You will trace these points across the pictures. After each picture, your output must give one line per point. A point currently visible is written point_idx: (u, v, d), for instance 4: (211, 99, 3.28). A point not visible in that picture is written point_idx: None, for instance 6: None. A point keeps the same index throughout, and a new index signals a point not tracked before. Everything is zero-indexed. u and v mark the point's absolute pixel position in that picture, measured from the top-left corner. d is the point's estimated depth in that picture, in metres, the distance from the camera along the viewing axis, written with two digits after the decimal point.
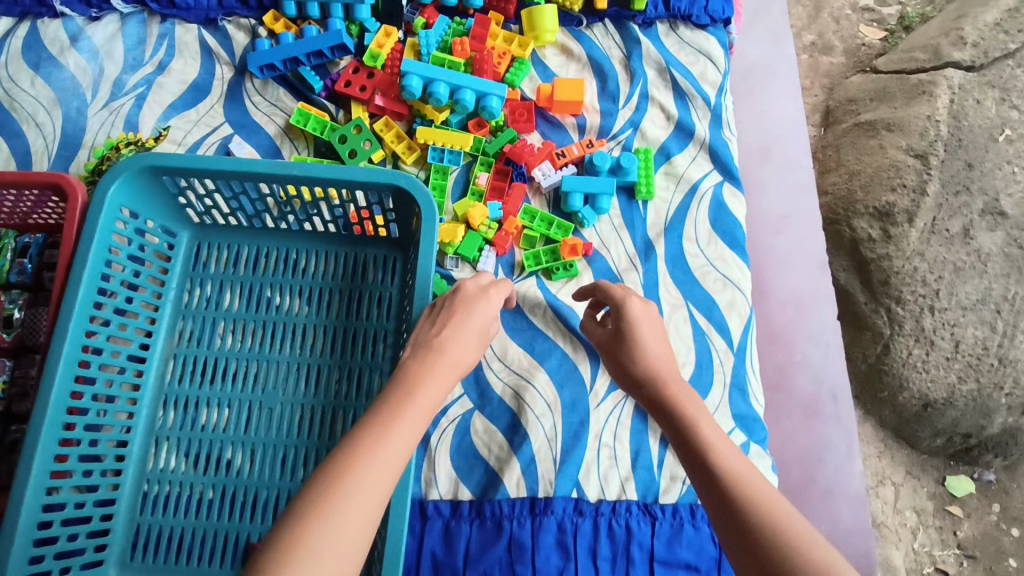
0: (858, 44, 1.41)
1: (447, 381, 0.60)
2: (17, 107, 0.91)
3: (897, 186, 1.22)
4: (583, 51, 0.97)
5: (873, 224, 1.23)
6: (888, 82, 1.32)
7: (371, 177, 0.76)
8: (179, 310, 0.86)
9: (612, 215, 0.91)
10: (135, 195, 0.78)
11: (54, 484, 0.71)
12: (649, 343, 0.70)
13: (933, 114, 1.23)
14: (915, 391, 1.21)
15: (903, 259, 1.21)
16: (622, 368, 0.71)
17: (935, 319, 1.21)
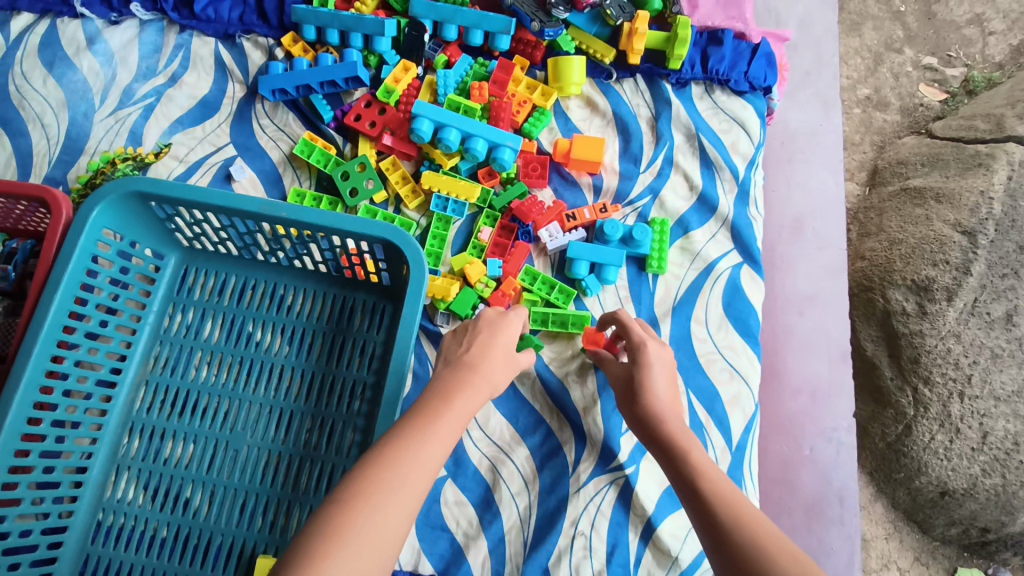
0: (916, 104, 1.32)
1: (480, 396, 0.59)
2: (26, 106, 0.90)
3: (939, 262, 1.10)
4: (609, 106, 0.91)
5: (909, 297, 1.12)
6: (942, 148, 1.21)
7: (361, 228, 0.71)
8: (157, 335, 0.81)
9: (618, 286, 0.84)
10: (121, 217, 0.74)
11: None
12: (659, 382, 0.68)
13: (988, 190, 1.11)
14: (933, 477, 1.14)
15: (936, 338, 1.11)
16: (630, 406, 0.68)
17: (964, 406, 1.12)
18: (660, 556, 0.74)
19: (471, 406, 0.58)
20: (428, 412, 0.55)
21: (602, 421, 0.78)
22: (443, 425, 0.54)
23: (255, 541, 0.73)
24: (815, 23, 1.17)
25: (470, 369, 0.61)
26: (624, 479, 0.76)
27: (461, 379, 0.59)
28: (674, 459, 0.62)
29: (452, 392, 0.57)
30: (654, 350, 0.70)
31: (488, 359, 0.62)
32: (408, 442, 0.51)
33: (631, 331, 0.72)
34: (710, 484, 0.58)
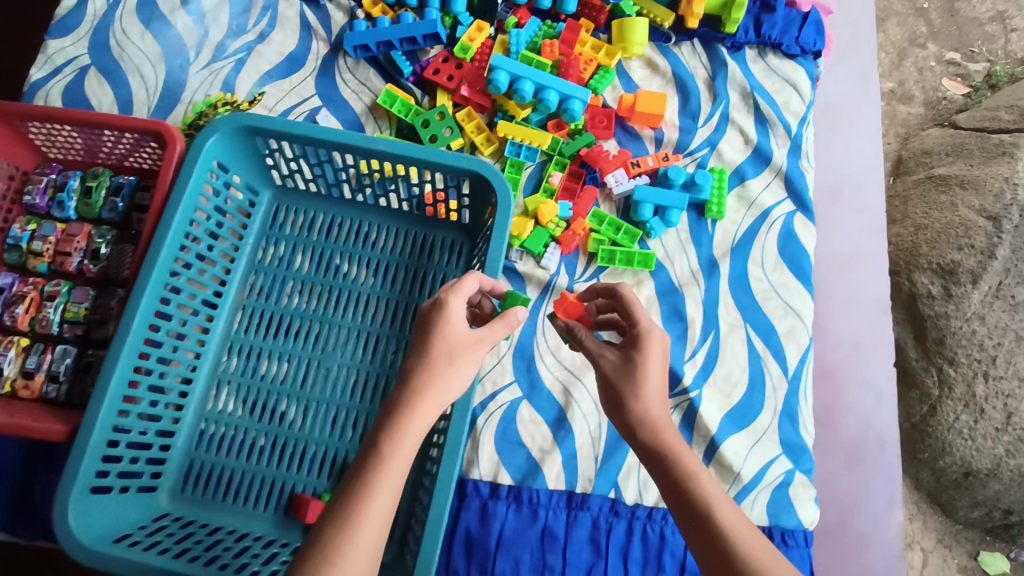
0: (939, 97, 1.37)
1: (422, 426, 0.54)
2: (125, 58, 0.97)
3: (964, 246, 1.16)
4: (668, 66, 0.97)
5: (934, 281, 1.17)
6: (966, 138, 1.26)
7: (450, 160, 0.78)
8: (253, 265, 0.87)
9: (680, 229, 0.90)
10: (229, 150, 0.81)
11: (125, 407, 0.72)
12: (657, 377, 0.61)
13: (1011, 177, 1.17)
14: (957, 457, 1.15)
15: (960, 320, 1.16)
16: (619, 402, 0.61)
17: (988, 387, 1.15)
18: (723, 472, 0.80)
19: (408, 448, 0.52)
20: (360, 480, 0.50)
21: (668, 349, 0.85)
22: (380, 486, 0.50)
23: (347, 450, 0.80)
24: (852, 4, 1.23)
25: (411, 398, 0.54)
26: (688, 403, 0.83)
27: (397, 416, 0.54)
28: (677, 488, 0.55)
29: (381, 442, 0.52)
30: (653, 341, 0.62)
31: (425, 378, 0.56)
32: (342, 539, 0.47)
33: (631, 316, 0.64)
34: (725, 519, 0.53)
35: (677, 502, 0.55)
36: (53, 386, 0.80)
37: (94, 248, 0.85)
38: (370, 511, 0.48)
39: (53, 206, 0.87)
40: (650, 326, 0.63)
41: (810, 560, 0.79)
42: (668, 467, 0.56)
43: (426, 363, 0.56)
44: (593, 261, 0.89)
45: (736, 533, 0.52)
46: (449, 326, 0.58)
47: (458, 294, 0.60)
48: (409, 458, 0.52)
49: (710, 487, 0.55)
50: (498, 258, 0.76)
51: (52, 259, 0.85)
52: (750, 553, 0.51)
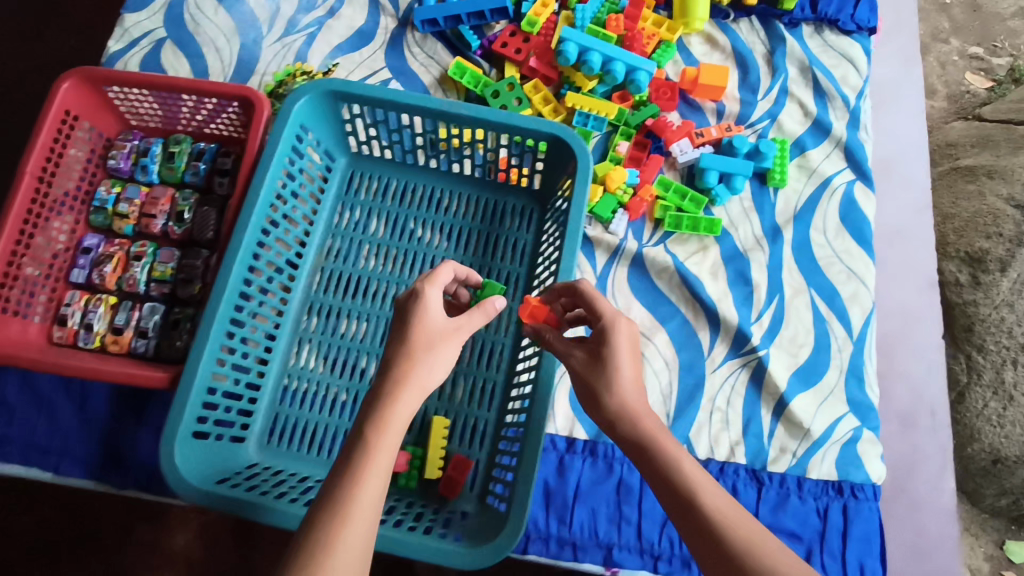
0: (962, 91, 1.33)
1: (408, 411, 0.54)
2: (200, 32, 0.99)
3: (993, 234, 1.14)
4: (728, 42, 0.99)
5: (962, 269, 1.15)
6: (992, 130, 1.24)
7: (530, 124, 0.80)
8: (330, 229, 0.90)
9: (742, 198, 0.92)
10: (314, 115, 0.84)
11: (222, 356, 0.75)
12: (629, 368, 0.60)
13: None
14: (986, 444, 1.09)
15: (990, 307, 1.13)
16: (594, 398, 0.60)
17: (1018, 374, 1.10)
18: (792, 428, 0.84)
19: (396, 433, 0.52)
20: (348, 470, 0.49)
21: (735, 311, 0.87)
22: (370, 470, 0.49)
23: (427, 405, 0.84)
24: None
25: (394, 387, 0.54)
26: (756, 361, 0.86)
27: (381, 405, 0.53)
28: (663, 476, 0.54)
29: (368, 428, 0.51)
30: (621, 331, 0.62)
31: (411, 366, 0.56)
32: (336, 526, 0.46)
33: (596, 310, 0.64)
34: (710, 501, 0.51)
35: (664, 489, 0.53)
36: (142, 341, 0.83)
37: (178, 211, 0.88)
38: (360, 498, 0.48)
39: (137, 171, 0.90)
40: (616, 318, 0.63)
41: (878, 514, 0.81)
42: (650, 456, 0.55)
43: (407, 351, 0.57)
44: (660, 227, 0.91)
45: (725, 513, 0.51)
46: (427, 315, 0.59)
47: (434, 284, 0.61)
48: (396, 446, 0.52)
49: (694, 470, 0.54)
50: (579, 219, 0.78)
51: (137, 221, 0.88)
52: (739, 533, 0.49)
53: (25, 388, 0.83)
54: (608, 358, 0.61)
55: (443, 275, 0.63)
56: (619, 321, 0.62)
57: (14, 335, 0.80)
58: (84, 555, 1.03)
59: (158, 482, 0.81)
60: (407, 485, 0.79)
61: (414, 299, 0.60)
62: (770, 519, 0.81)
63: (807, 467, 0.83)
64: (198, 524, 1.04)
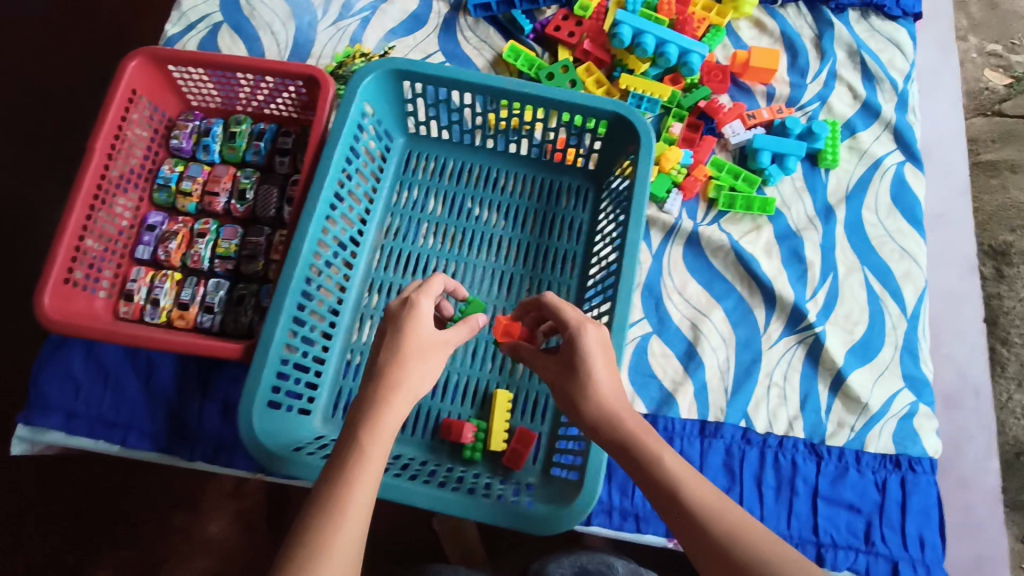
0: (981, 87, 1.26)
1: (398, 417, 0.54)
2: (256, 16, 1.01)
3: (1016, 227, 1.17)
4: (777, 27, 1.00)
5: (986, 261, 1.16)
6: (1014, 124, 1.24)
7: (594, 102, 0.82)
8: (388, 208, 0.91)
9: (794, 177, 0.94)
10: (377, 94, 0.86)
11: (295, 327, 0.76)
12: (605, 372, 0.60)
13: None
14: (1010, 438, 1.07)
15: (1013, 300, 1.14)
16: (573, 404, 0.59)
17: None
18: (850, 403, 0.85)
19: (386, 439, 0.52)
20: (340, 475, 0.49)
21: (791, 288, 0.89)
22: (363, 473, 0.49)
23: (488, 380, 0.85)
24: None
25: (384, 393, 0.54)
26: (813, 337, 0.87)
27: (370, 411, 0.53)
28: (645, 473, 0.52)
29: (360, 434, 0.51)
30: (593, 335, 0.62)
31: (402, 372, 0.56)
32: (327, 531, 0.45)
33: (566, 317, 0.64)
34: (695, 494, 0.50)
35: (648, 486, 0.52)
36: (207, 317, 0.84)
37: (240, 189, 0.89)
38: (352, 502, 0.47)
39: (198, 150, 0.91)
40: (587, 323, 0.63)
41: (936, 487, 0.83)
42: (632, 453, 0.54)
43: (398, 357, 0.57)
44: (714, 207, 0.93)
45: (710, 504, 0.49)
46: (418, 322, 0.60)
47: (426, 295, 0.62)
48: (385, 451, 0.51)
49: (677, 463, 0.52)
50: (644, 194, 0.79)
51: (199, 199, 0.89)
52: (725, 524, 0.48)
53: (91, 360, 0.84)
54: (582, 361, 0.60)
55: (436, 287, 0.64)
56: (590, 325, 0.62)
57: (84, 308, 0.80)
58: (114, 550, 1.02)
59: (225, 454, 0.82)
60: (472, 457, 0.80)
61: (399, 308, 0.61)
62: (829, 491, 0.82)
63: (865, 441, 0.84)
64: (234, 510, 1.04)
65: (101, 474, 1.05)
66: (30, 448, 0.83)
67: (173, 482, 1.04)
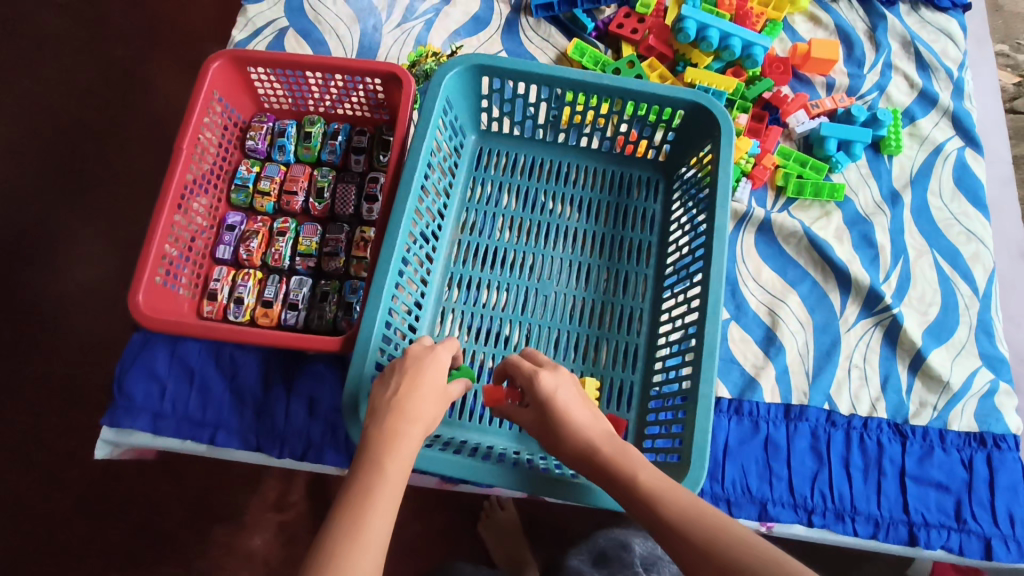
0: None
1: (413, 445, 0.53)
2: (321, 21, 1.04)
3: None
4: (831, 20, 1.03)
5: None
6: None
7: (674, 92, 0.83)
8: (463, 203, 0.92)
9: (859, 164, 0.96)
10: (456, 90, 0.87)
11: (389, 319, 0.76)
12: (578, 408, 0.61)
13: None
14: None
15: None
16: (556, 448, 0.61)
17: None
18: (930, 382, 0.85)
19: (404, 467, 0.51)
20: (358, 499, 0.47)
21: (865, 272, 0.90)
22: (380, 494, 0.48)
23: (573, 369, 0.84)
24: None
25: (398, 420, 0.54)
26: (890, 319, 0.87)
27: (388, 437, 0.52)
28: (626, 492, 0.54)
29: (384, 458, 0.50)
30: (549, 377, 0.63)
31: (418, 406, 0.56)
32: (345, 549, 0.43)
33: (523, 365, 0.65)
34: (674, 503, 0.51)
35: (631, 504, 0.53)
36: (292, 314, 0.84)
37: (318, 187, 0.90)
38: (372, 524, 0.45)
39: (273, 150, 0.93)
40: (549, 367, 0.64)
41: (1023, 464, 0.80)
42: (611, 473, 0.55)
43: (412, 387, 0.57)
44: (782, 194, 0.95)
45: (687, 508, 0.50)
46: (436, 358, 0.61)
47: (447, 345, 0.63)
48: (404, 478, 0.51)
49: (653, 478, 0.53)
50: (729, 174, 0.79)
51: (277, 198, 0.91)
52: (701, 527, 0.48)
53: (175, 362, 0.83)
54: (549, 404, 0.61)
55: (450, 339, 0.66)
56: (543, 369, 0.63)
57: (171, 306, 0.81)
58: (159, 567, 0.98)
59: (312, 452, 0.80)
60: None
61: (407, 350, 0.61)
62: (917, 470, 0.80)
63: (948, 420, 0.83)
64: (276, 523, 0.99)
65: (147, 486, 1.00)
66: (114, 452, 0.82)
67: (217, 494, 1.00)
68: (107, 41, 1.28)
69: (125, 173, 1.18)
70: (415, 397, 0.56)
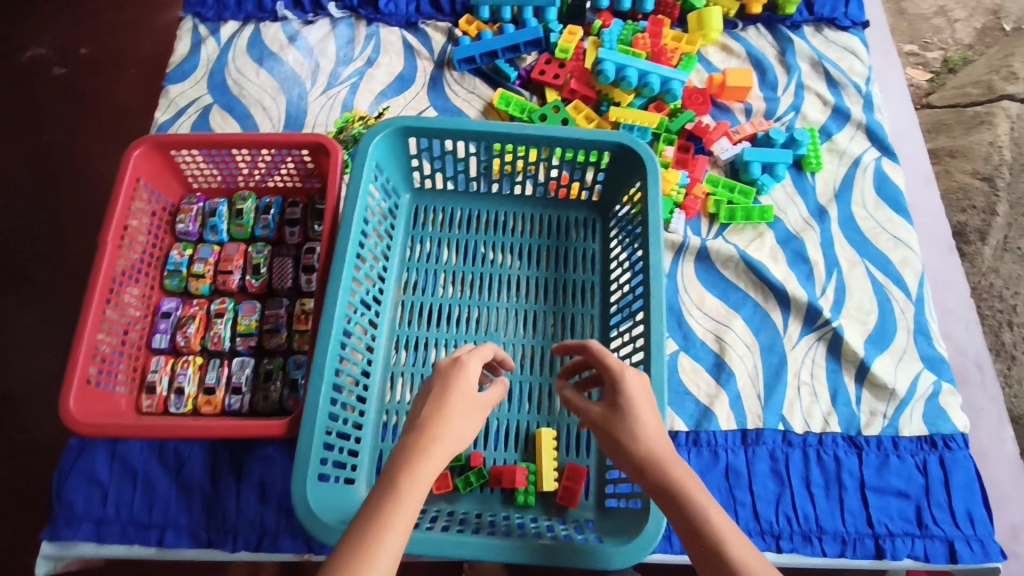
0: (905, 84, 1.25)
1: (436, 466, 0.50)
2: (246, 94, 1.05)
3: (966, 208, 1.16)
4: (742, 49, 1.08)
5: None
6: (943, 115, 1.23)
7: (597, 136, 0.84)
8: (404, 262, 0.92)
9: (785, 184, 0.99)
10: (384, 153, 0.87)
11: (334, 395, 0.75)
12: (652, 420, 0.57)
13: (995, 141, 1.20)
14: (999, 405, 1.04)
15: (977, 275, 1.12)
16: (619, 455, 0.56)
17: (1016, 334, 1.08)
18: (878, 391, 0.86)
19: (422, 489, 0.48)
20: (376, 516, 0.45)
21: (803, 289, 0.92)
22: (396, 521, 0.45)
23: (529, 421, 0.83)
24: None
25: (423, 442, 0.51)
26: (831, 332, 0.89)
27: (410, 459, 0.49)
28: (692, 528, 0.48)
29: (399, 478, 0.47)
30: (635, 381, 0.60)
31: (445, 427, 0.53)
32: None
33: (608, 365, 0.62)
34: (742, 556, 0.45)
35: (689, 539, 0.48)
36: (235, 398, 0.82)
37: (253, 264, 0.89)
38: (389, 539, 0.44)
39: (205, 231, 0.91)
40: (633, 371, 0.61)
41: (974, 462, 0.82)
42: (675, 498, 0.50)
43: (437, 407, 0.54)
44: (715, 221, 0.97)
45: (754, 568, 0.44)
46: (466, 373, 0.58)
47: (477, 354, 0.61)
48: (421, 501, 0.47)
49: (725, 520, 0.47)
50: (658, 212, 0.81)
51: (212, 279, 0.89)
52: None
53: (116, 463, 0.79)
54: (626, 408, 0.57)
55: (486, 346, 0.64)
56: (631, 369, 0.60)
57: (108, 406, 0.78)
58: None
59: (268, 540, 0.77)
60: (527, 501, 0.78)
61: (437, 364, 0.59)
62: (876, 481, 0.81)
63: (899, 426, 0.84)
64: None
65: None
66: (58, 566, 0.78)
67: None
68: (26, 130, 1.25)
69: (60, 258, 1.15)
70: (439, 421, 0.53)
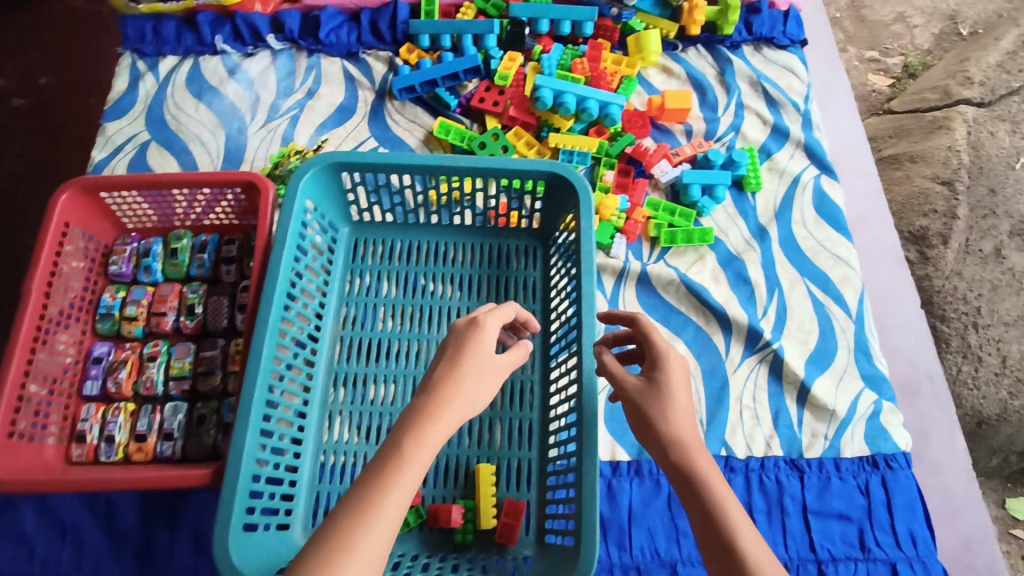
0: (869, 90, 1.30)
1: (444, 430, 0.51)
2: (184, 130, 1.04)
3: (928, 212, 1.13)
4: (682, 70, 1.08)
5: (909, 247, 1.14)
6: (904, 119, 1.24)
7: (530, 166, 0.84)
8: (343, 297, 0.91)
9: (726, 206, 0.99)
10: (318, 189, 0.86)
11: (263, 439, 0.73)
12: (684, 401, 0.58)
13: (954, 144, 1.15)
14: (967, 407, 1.04)
15: (942, 278, 1.10)
16: (647, 429, 0.58)
17: (980, 335, 1.07)
18: (819, 412, 0.86)
19: (427, 454, 0.49)
20: (379, 475, 0.47)
21: (743, 311, 0.91)
22: (400, 480, 0.47)
23: (468, 456, 0.82)
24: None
25: (434, 405, 0.52)
26: (772, 354, 0.89)
27: (420, 422, 0.51)
28: (705, 516, 0.50)
29: (404, 440, 0.49)
30: (677, 362, 0.60)
31: (455, 388, 0.53)
32: (351, 536, 0.44)
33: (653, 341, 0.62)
34: (751, 552, 0.48)
35: (702, 523, 0.51)
36: (167, 445, 0.80)
37: (188, 304, 0.88)
38: (393, 501, 0.46)
39: (140, 272, 0.90)
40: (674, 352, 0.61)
41: (915, 480, 0.83)
42: (695, 484, 0.53)
43: (450, 370, 0.54)
44: (657, 244, 0.96)
45: (764, 568, 0.47)
46: (483, 337, 0.57)
47: (495, 317, 0.59)
48: (425, 465, 0.49)
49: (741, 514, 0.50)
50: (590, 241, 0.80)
51: (145, 322, 0.88)
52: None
53: (45, 518, 0.77)
54: (659, 388, 0.59)
55: (506, 308, 0.62)
56: (673, 349, 0.61)
57: (34, 460, 0.76)
58: None
59: None
60: (465, 540, 0.77)
61: (454, 327, 0.58)
62: (817, 504, 0.81)
63: (840, 447, 0.84)
64: None
65: None
66: None
67: None
68: None
69: None
70: (451, 384, 0.53)
